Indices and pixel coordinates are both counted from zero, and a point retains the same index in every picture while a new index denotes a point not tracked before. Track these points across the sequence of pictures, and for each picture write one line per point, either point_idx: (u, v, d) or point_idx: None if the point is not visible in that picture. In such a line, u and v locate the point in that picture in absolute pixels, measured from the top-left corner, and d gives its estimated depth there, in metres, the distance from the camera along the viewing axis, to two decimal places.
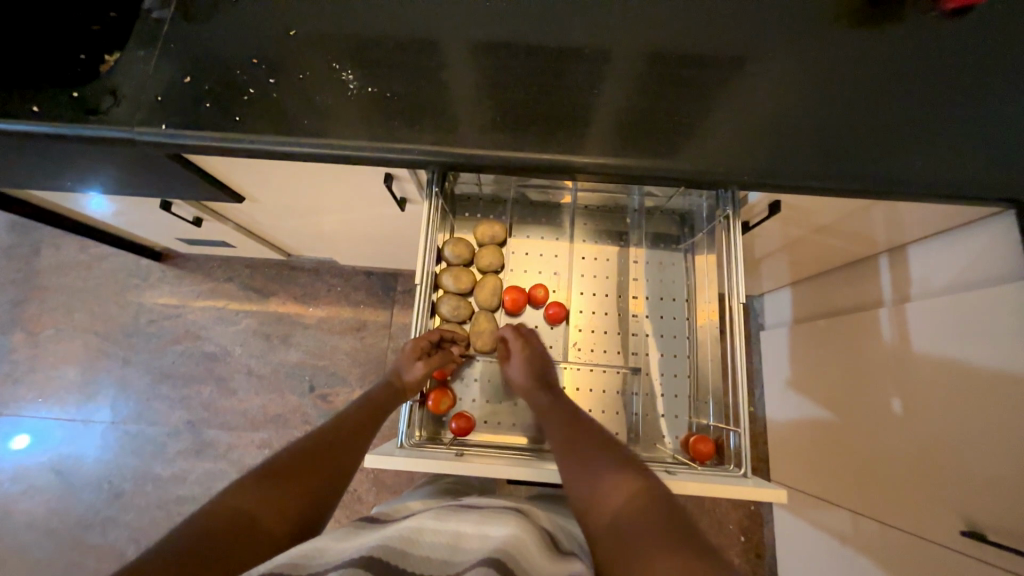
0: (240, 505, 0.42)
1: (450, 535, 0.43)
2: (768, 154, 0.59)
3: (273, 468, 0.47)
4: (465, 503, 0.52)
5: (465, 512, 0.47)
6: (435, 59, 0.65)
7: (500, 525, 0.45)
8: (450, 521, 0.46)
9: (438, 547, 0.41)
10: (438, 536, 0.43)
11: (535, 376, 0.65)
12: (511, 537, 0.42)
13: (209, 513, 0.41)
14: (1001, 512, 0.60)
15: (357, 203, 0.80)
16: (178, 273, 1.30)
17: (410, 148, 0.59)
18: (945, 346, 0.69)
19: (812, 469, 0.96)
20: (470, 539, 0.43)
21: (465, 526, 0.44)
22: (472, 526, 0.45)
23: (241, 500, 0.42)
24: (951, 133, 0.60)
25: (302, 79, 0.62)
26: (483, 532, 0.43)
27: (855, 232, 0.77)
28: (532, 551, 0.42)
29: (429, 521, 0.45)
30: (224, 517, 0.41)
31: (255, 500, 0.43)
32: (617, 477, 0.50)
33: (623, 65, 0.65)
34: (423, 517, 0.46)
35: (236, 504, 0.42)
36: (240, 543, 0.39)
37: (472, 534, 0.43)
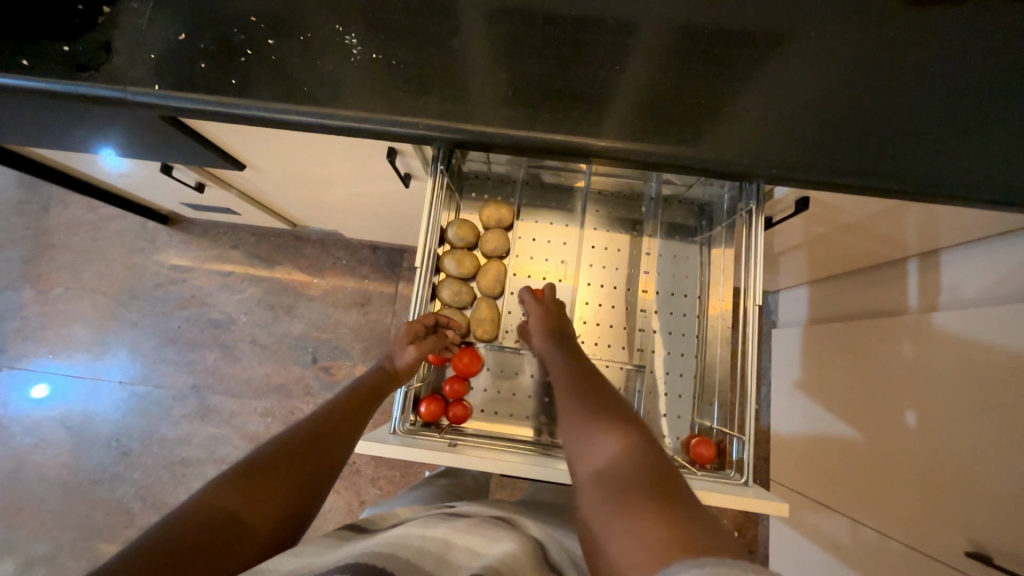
0: (218, 503, 0.40)
1: (439, 543, 0.42)
2: (800, 146, 0.54)
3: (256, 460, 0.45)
4: (457, 510, 0.51)
5: (453, 521, 0.47)
6: (448, 26, 0.60)
7: (493, 540, 0.44)
8: (438, 529, 0.45)
9: (426, 554, 0.40)
10: (426, 543, 0.42)
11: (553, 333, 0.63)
12: (501, 553, 0.41)
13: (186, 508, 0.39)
14: (1013, 538, 0.58)
15: (361, 178, 0.77)
16: (185, 237, 1.29)
17: (414, 122, 0.55)
18: (970, 361, 0.65)
19: (814, 473, 0.93)
20: (459, 552, 0.41)
21: (454, 537, 0.43)
22: (462, 538, 0.43)
23: (221, 495, 0.41)
24: (1007, 133, 0.54)
25: (303, 42, 0.58)
26: (472, 545, 0.42)
27: (887, 233, 0.72)
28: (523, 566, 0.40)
29: (415, 529, 0.44)
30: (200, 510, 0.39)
31: (236, 495, 0.41)
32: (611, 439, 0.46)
33: (650, 41, 0.59)
34: (413, 526, 0.45)
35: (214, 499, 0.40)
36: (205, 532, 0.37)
37: (461, 545, 0.42)
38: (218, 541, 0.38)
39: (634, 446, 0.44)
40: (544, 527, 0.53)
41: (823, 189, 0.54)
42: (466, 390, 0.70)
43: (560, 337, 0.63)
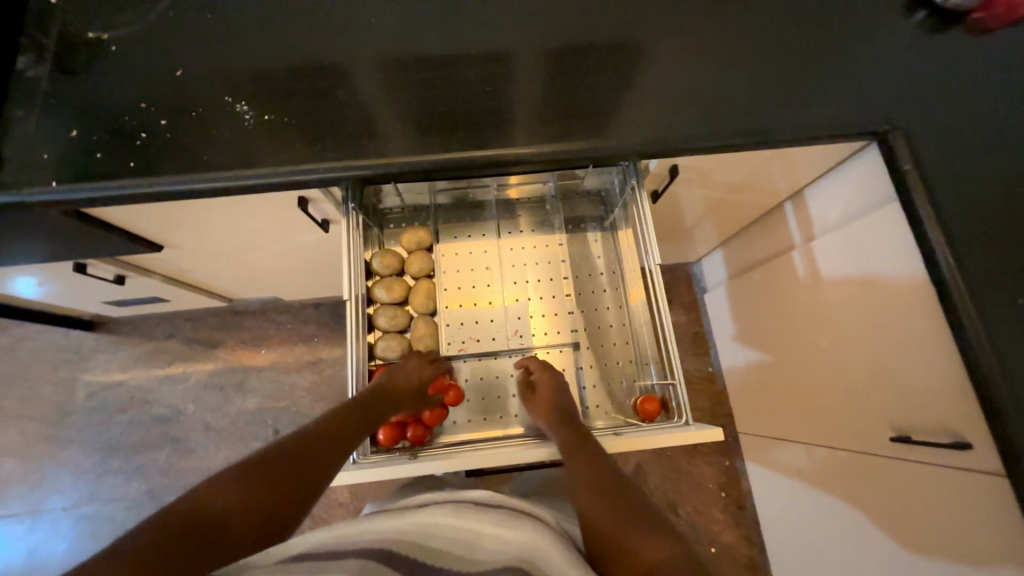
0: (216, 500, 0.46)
1: (468, 533, 0.48)
2: (652, 124, 0.63)
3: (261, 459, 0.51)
4: (472, 495, 0.55)
5: (473, 507, 0.52)
6: (330, 80, 0.66)
7: (517, 527, 0.49)
8: (466, 520, 0.50)
9: (458, 544, 0.47)
10: (456, 535, 0.48)
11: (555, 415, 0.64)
12: (523, 540, 0.47)
13: (188, 501, 0.45)
14: (920, 414, 0.65)
15: (282, 234, 0.80)
16: (114, 338, 1.24)
17: (314, 168, 0.60)
18: (849, 273, 0.75)
19: (768, 412, 1.01)
20: (489, 539, 0.47)
21: (484, 527, 0.49)
22: (490, 526, 0.49)
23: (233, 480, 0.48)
24: (811, 77, 0.65)
25: (195, 116, 0.62)
26: (499, 532, 0.48)
27: (757, 183, 0.82)
28: (545, 551, 0.45)
29: (445, 518, 0.50)
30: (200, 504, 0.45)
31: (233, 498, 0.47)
32: (647, 536, 0.47)
33: (512, 62, 0.68)
34: (439, 514, 0.51)
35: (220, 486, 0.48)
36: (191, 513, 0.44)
37: (489, 532, 0.48)
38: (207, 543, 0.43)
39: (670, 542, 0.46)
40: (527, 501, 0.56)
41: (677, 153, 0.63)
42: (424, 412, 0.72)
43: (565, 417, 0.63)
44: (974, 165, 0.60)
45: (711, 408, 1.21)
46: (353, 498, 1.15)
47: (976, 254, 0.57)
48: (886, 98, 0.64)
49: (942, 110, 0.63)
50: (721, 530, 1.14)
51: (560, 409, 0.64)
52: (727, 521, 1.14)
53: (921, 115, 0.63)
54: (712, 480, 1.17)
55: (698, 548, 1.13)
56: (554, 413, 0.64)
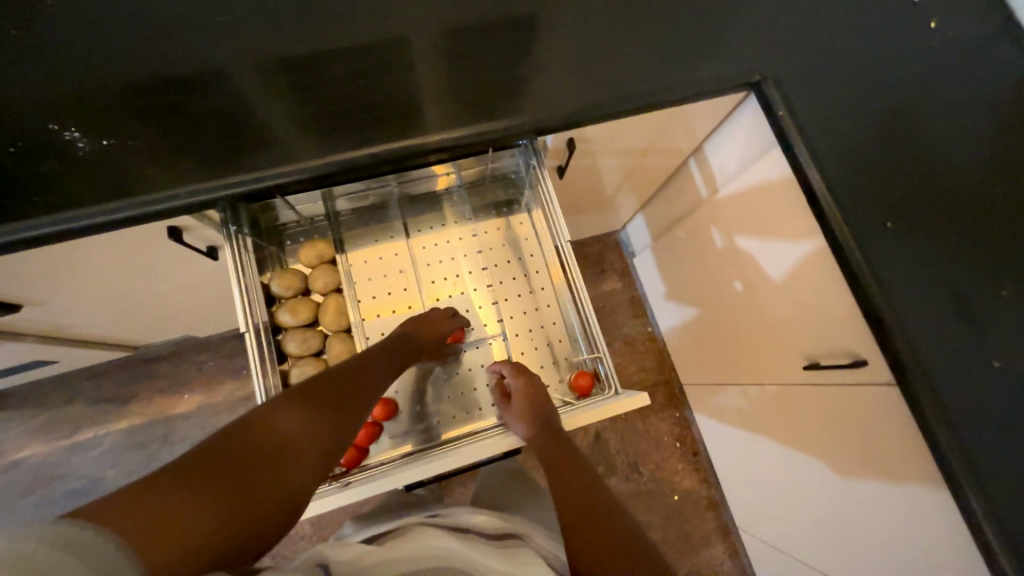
0: (277, 424, 0.48)
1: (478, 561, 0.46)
2: (535, 101, 0.62)
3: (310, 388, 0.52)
4: (475, 522, 0.54)
5: (479, 538, 0.51)
6: (178, 91, 0.59)
7: (528, 564, 0.47)
8: (478, 551, 0.48)
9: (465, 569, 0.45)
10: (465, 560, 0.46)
11: (540, 425, 0.61)
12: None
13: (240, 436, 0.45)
14: (824, 341, 0.70)
15: (167, 269, 0.72)
16: (2, 415, 1.09)
17: (173, 194, 0.55)
18: (751, 221, 0.78)
19: (705, 362, 1.06)
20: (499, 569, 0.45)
21: (494, 558, 0.47)
22: (502, 558, 0.47)
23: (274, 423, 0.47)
24: (683, 34, 0.66)
25: (15, 152, 0.54)
26: (510, 563, 0.46)
27: (658, 145, 0.84)
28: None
29: (458, 546, 0.48)
30: (258, 431, 0.46)
31: (293, 423, 0.48)
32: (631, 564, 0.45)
33: (383, 50, 0.63)
34: (449, 539, 0.49)
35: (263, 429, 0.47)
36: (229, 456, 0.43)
37: (500, 562, 0.46)
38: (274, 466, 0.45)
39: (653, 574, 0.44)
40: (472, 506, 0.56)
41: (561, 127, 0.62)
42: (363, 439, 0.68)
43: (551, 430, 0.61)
44: (837, 104, 0.64)
45: (656, 367, 1.25)
46: (315, 529, 1.10)
47: (848, 189, 0.62)
48: (754, 47, 0.66)
49: (801, 54, 0.66)
50: (681, 479, 1.20)
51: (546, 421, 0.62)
52: (685, 470, 1.20)
53: (787, 60, 0.66)
54: (667, 434, 1.22)
55: (662, 499, 1.18)
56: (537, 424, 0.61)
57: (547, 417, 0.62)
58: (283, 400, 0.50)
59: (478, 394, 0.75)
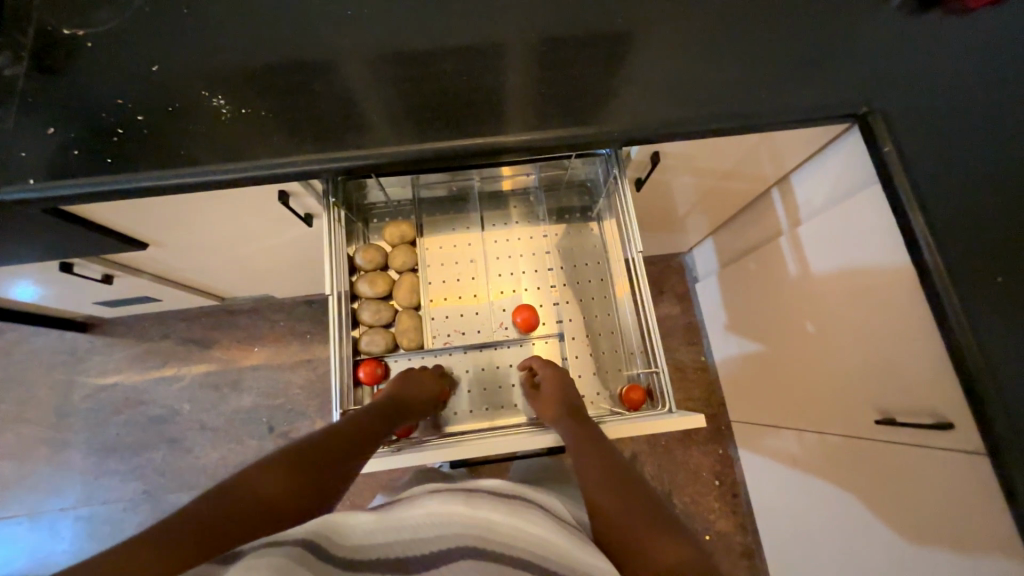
0: (255, 488, 0.46)
1: (478, 520, 0.47)
2: (630, 111, 0.63)
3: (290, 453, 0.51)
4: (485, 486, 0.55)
5: (484, 497, 0.52)
6: (308, 72, 0.66)
7: (531, 523, 0.48)
8: (482, 510, 0.49)
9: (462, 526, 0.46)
10: (466, 520, 0.47)
11: (564, 411, 0.63)
12: (537, 535, 0.46)
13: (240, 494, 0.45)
14: (903, 396, 0.65)
15: (268, 230, 0.80)
16: (108, 340, 1.24)
17: (291, 160, 0.60)
18: (835, 259, 0.74)
19: (761, 401, 1.01)
20: (503, 527, 0.46)
21: (495, 516, 0.48)
22: (504, 516, 0.48)
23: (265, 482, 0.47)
24: (791, 58, 0.64)
25: (172, 111, 0.62)
26: (511, 523, 0.47)
27: (743, 170, 0.82)
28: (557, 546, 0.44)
29: (458, 506, 0.50)
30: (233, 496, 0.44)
31: (272, 488, 0.47)
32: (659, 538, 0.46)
33: (490, 52, 0.67)
34: (449, 502, 0.51)
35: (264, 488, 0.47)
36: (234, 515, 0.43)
37: (502, 520, 0.47)
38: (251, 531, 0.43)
39: (681, 546, 0.45)
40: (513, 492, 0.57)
41: (652, 137, 0.62)
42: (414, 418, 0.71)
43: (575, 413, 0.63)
44: (954, 144, 0.60)
45: (705, 398, 1.21)
46: (349, 494, 1.16)
47: (957, 234, 0.57)
48: (865, 78, 0.63)
49: (918, 90, 0.63)
50: (716, 519, 1.14)
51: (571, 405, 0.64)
52: (722, 510, 1.15)
53: (901, 94, 0.63)
54: (707, 470, 1.18)
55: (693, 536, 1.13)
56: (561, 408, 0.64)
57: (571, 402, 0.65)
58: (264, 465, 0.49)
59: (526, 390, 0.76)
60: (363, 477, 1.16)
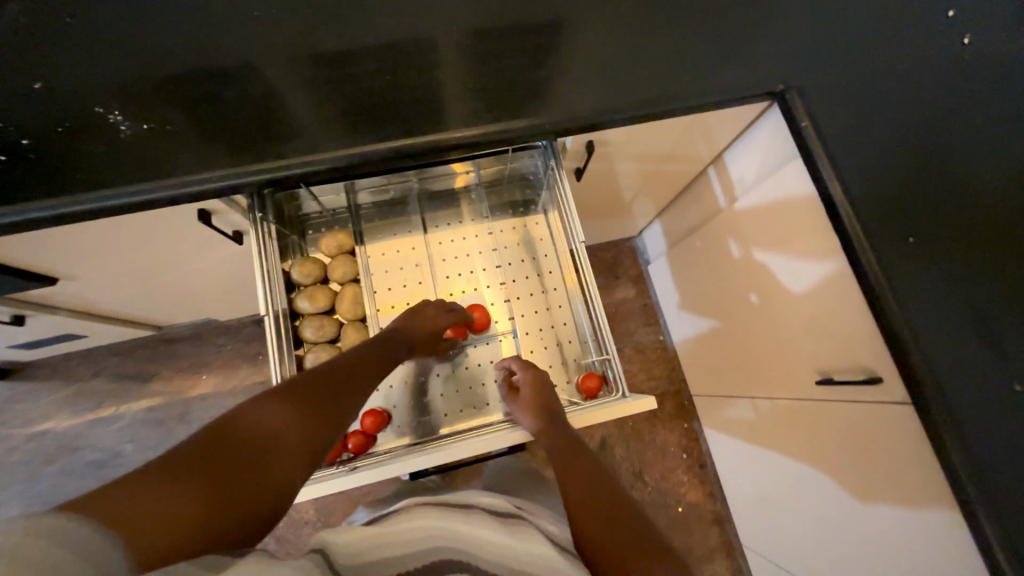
0: (258, 419, 0.44)
1: (479, 542, 0.47)
2: (558, 102, 0.63)
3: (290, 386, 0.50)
4: (476, 501, 0.55)
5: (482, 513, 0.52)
6: (216, 80, 0.61)
7: (530, 538, 0.48)
8: (479, 529, 0.49)
9: (463, 548, 0.47)
10: (467, 541, 0.47)
11: (541, 412, 0.63)
12: (536, 550, 0.46)
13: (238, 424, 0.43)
14: (838, 356, 0.69)
15: (194, 251, 0.75)
16: (31, 385, 1.13)
17: (205, 176, 0.56)
18: (769, 232, 0.78)
19: (717, 374, 1.05)
20: (501, 546, 0.47)
21: (495, 535, 0.48)
22: (503, 535, 0.48)
23: (266, 413, 0.45)
24: (708, 40, 0.66)
25: (62, 131, 0.57)
26: (510, 542, 0.47)
27: (677, 152, 0.84)
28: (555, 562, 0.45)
29: (458, 524, 0.49)
30: (239, 429, 0.43)
31: (277, 419, 0.45)
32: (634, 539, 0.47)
33: (411, 49, 0.65)
34: (446, 518, 0.50)
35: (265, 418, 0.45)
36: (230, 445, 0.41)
37: (500, 540, 0.48)
38: (263, 461, 0.42)
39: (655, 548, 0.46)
40: (481, 495, 0.56)
41: (582, 127, 0.62)
42: (370, 438, 0.68)
43: (551, 415, 0.62)
44: (862, 116, 0.64)
45: (666, 377, 1.24)
46: (318, 516, 1.12)
47: (869, 201, 0.61)
48: (779, 56, 0.66)
49: (825, 65, 0.66)
50: (686, 491, 1.18)
51: (549, 405, 0.64)
52: (691, 482, 1.19)
53: (812, 69, 0.65)
54: (674, 445, 1.21)
55: (666, 510, 1.17)
56: (536, 410, 0.64)
57: (549, 402, 0.64)
58: (264, 397, 0.47)
59: (485, 390, 0.76)
60: (332, 496, 1.12)
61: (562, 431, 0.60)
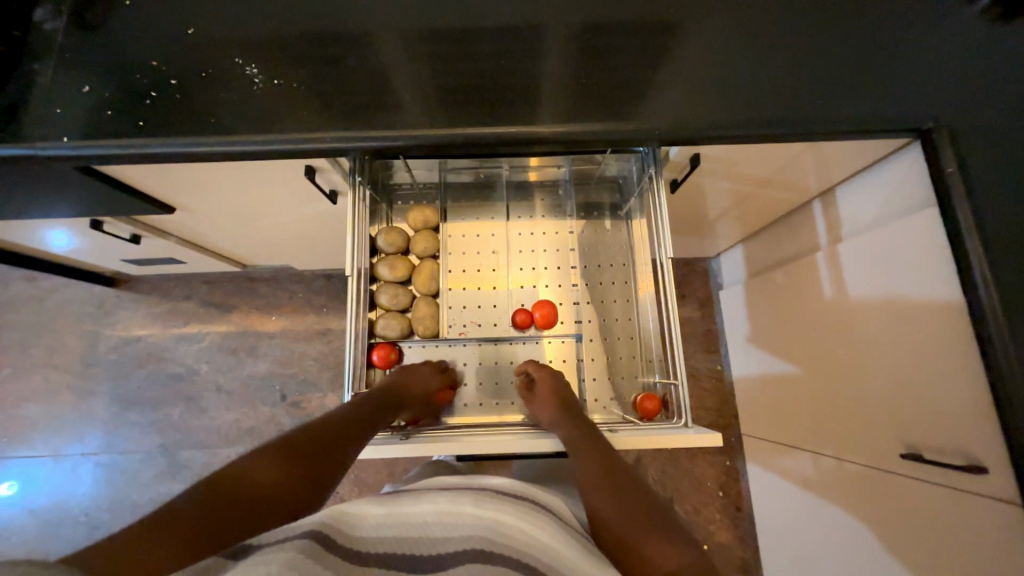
0: (253, 472, 0.47)
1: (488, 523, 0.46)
2: (673, 109, 0.60)
3: (287, 442, 0.52)
4: (495, 487, 0.54)
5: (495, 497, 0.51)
6: (341, 46, 0.64)
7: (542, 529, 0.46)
8: (490, 511, 0.48)
9: (472, 526, 0.46)
10: (477, 520, 0.46)
11: (560, 409, 0.63)
12: (548, 543, 0.44)
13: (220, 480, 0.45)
14: (934, 433, 0.62)
15: (292, 203, 0.79)
16: (133, 296, 1.27)
17: (320, 137, 0.59)
18: (876, 281, 0.70)
19: (778, 418, 0.98)
20: (512, 530, 0.46)
21: (505, 517, 0.47)
22: (513, 518, 0.47)
23: (250, 469, 0.47)
24: (852, 64, 0.60)
25: (204, 77, 0.62)
26: (521, 528, 0.46)
27: (784, 179, 0.78)
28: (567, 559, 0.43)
29: (467, 506, 0.49)
30: (229, 482, 0.45)
31: (264, 475, 0.47)
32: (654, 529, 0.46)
33: (529, 37, 0.64)
34: (459, 500, 0.50)
35: (250, 473, 0.47)
36: (210, 500, 0.43)
37: (510, 523, 0.46)
38: (248, 514, 0.44)
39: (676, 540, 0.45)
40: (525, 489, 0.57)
41: (693, 139, 0.59)
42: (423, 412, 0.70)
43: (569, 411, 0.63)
44: None
45: (718, 409, 1.18)
46: (354, 468, 1.18)
47: (1017, 268, 0.53)
48: (934, 91, 0.58)
49: (989, 108, 0.58)
50: (718, 531, 1.13)
51: (568, 405, 0.64)
52: (724, 522, 1.13)
53: (972, 110, 0.58)
54: (712, 480, 1.16)
55: None
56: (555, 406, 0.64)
57: (566, 402, 0.65)
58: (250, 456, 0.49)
59: None
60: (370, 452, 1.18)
61: (578, 425, 0.60)
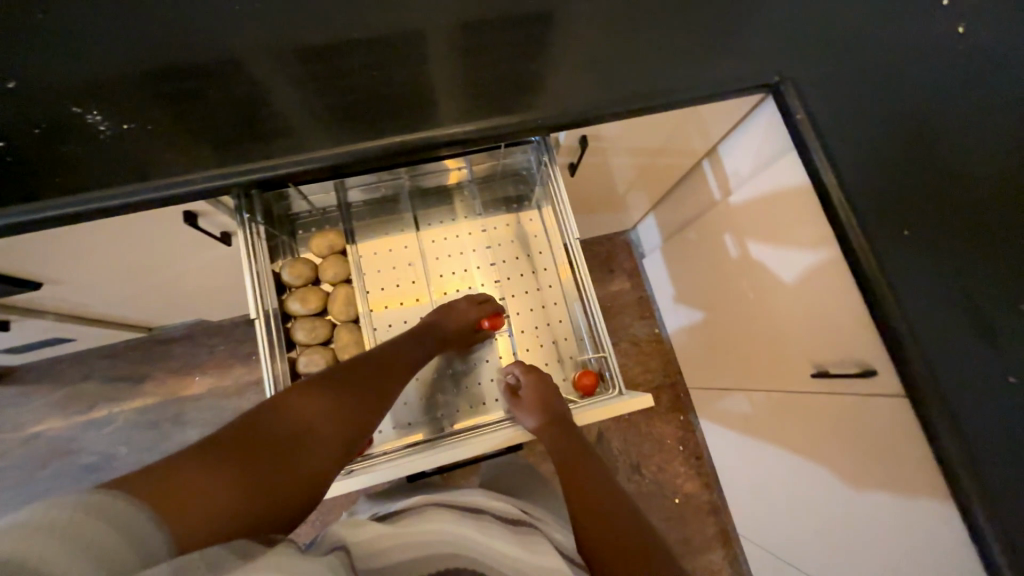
0: (285, 414, 0.49)
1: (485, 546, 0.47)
2: (550, 97, 0.62)
3: (313, 384, 0.53)
4: (478, 506, 0.55)
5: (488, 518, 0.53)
6: (195, 78, 0.59)
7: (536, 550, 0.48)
8: (486, 534, 0.49)
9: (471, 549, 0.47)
10: (474, 542, 0.47)
11: (542, 409, 0.63)
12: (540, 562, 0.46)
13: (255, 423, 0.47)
14: (832, 349, 0.69)
15: (182, 253, 0.73)
16: (21, 390, 1.12)
17: (190, 178, 0.55)
18: (763, 225, 0.77)
19: (712, 367, 1.05)
20: (505, 553, 0.47)
21: (500, 543, 0.48)
22: (506, 544, 0.48)
23: (283, 413, 0.49)
24: (701, 32, 0.65)
25: (39, 133, 0.55)
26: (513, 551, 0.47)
27: (671, 146, 0.83)
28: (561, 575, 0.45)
29: (467, 526, 0.49)
30: (261, 427, 0.47)
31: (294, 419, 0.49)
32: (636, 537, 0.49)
33: (397, 43, 0.63)
34: (459, 521, 0.50)
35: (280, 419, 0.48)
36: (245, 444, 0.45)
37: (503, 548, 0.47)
38: (279, 459, 0.46)
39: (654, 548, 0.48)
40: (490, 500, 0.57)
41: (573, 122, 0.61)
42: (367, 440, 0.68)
43: (552, 412, 0.62)
44: (857, 108, 0.63)
45: (662, 369, 1.25)
46: (317, 514, 1.12)
47: (864, 194, 0.60)
48: (772, 48, 0.65)
49: (819, 57, 0.65)
50: (683, 482, 1.19)
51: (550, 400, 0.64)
52: (687, 473, 1.20)
53: (806, 61, 0.65)
54: (670, 437, 1.22)
55: (663, 501, 1.18)
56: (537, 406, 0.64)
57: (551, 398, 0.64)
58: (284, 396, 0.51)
59: (482, 388, 0.76)
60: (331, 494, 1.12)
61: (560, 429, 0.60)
